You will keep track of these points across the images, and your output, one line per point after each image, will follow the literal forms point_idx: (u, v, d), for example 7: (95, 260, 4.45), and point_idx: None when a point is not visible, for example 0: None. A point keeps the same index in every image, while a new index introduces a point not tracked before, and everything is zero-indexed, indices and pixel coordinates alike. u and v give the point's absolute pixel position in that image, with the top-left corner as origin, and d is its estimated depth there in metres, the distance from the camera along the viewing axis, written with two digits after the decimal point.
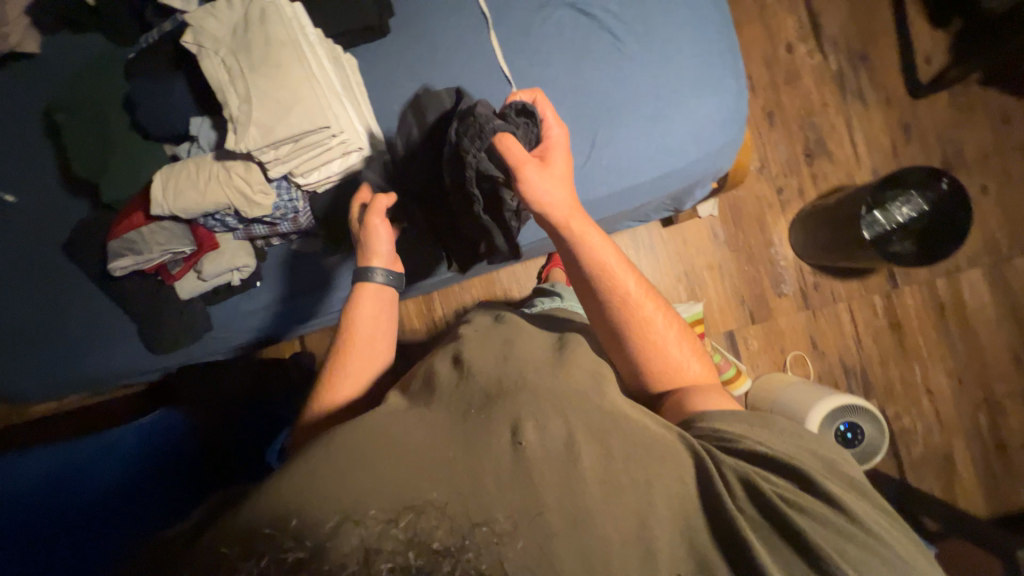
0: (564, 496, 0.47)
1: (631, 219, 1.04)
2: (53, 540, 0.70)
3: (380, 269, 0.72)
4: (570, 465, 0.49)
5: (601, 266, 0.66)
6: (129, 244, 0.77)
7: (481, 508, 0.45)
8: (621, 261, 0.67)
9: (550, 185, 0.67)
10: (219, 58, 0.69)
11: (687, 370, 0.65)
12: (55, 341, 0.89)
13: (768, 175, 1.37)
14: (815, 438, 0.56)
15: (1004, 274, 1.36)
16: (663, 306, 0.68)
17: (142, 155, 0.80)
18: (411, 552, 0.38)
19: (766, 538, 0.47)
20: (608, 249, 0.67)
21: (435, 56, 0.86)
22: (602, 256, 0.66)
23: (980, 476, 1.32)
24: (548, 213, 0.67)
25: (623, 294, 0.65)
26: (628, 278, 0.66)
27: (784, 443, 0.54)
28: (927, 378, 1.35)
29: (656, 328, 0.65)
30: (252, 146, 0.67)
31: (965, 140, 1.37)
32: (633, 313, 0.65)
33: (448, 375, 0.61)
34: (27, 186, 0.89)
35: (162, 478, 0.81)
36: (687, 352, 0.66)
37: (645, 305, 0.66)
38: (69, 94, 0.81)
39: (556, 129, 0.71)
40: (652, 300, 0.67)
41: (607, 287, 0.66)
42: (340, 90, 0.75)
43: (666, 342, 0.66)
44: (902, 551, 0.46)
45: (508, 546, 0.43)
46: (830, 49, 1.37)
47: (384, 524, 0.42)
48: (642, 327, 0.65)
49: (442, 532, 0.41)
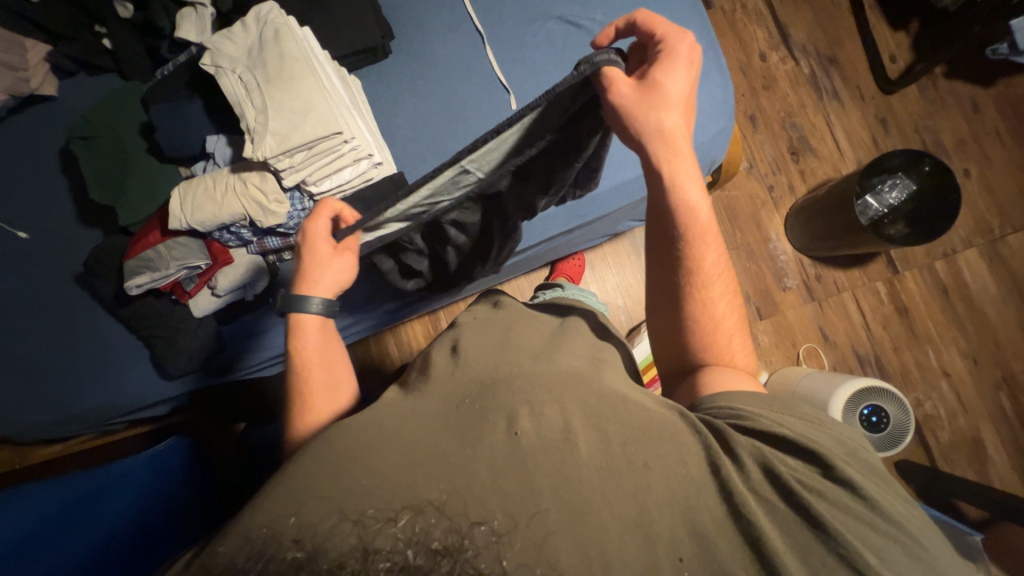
0: (558, 489, 0.44)
1: (630, 218, 1.13)
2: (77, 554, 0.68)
3: (317, 297, 0.67)
4: (565, 456, 0.46)
5: (693, 223, 0.61)
6: (146, 262, 0.78)
7: (478, 506, 0.44)
8: (710, 227, 0.62)
9: (661, 120, 0.58)
10: (236, 75, 0.74)
11: (729, 354, 0.61)
12: (64, 373, 0.88)
13: (757, 175, 1.42)
14: (838, 425, 0.50)
15: (1000, 252, 1.38)
16: (733, 290, 0.63)
17: (158, 176, 0.83)
18: (411, 551, 0.42)
19: (779, 521, 0.43)
20: (704, 208, 0.62)
21: (435, 72, 0.92)
22: (695, 214, 0.61)
23: (1013, 457, 1.28)
24: (648, 146, 0.60)
25: (698, 258, 0.61)
26: (712, 248, 0.62)
27: (805, 426, 0.49)
28: (943, 361, 1.34)
29: (714, 304, 0.62)
30: (268, 154, 0.71)
31: (941, 128, 1.44)
32: (703, 280, 0.61)
33: (445, 364, 0.60)
34: (40, 221, 0.91)
35: (177, 501, 0.80)
36: (737, 340, 0.62)
37: (716, 283, 0.62)
38: (83, 127, 0.85)
39: (682, 48, 0.59)
40: (721, 281, 0.62)
41: (688, 245, 0.61)
42: (349, 102, 0.79)
43: (719, 322, 0.61)
44: (925, 539, 0.42)
45: (508, 547, 0.42)
46: (801, 56, 1.45)
47: (380, 525, 0.43)
48: (702, 297, 0.61)
49: (442, 530, 0.43)
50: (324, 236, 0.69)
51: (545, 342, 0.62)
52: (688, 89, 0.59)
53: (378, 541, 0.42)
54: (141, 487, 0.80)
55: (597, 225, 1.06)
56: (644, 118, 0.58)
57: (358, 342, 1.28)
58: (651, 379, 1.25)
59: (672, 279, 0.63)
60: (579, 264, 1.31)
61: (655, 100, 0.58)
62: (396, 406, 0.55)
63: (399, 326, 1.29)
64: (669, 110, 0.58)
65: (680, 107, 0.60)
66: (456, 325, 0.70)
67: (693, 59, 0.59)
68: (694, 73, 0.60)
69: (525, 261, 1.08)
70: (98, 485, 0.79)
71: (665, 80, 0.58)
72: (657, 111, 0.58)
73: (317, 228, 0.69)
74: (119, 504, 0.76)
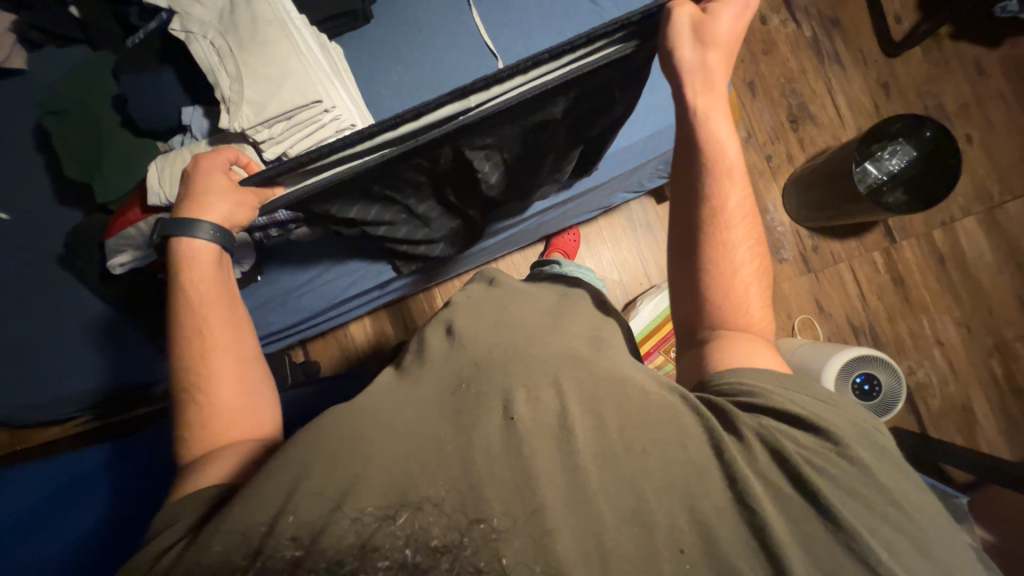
0: (557, 482, 0.43)
1: (625, 189, 1.11)
2: (59, 527, 0.73)
3: (207, 223, 0.61)
4: (563, 447, 0.45)
5: (720, 161, 0.57)
6: (127, 240, 0.76)
7: (478, 503, 0.42)
8: (739, 167, 0.57)
9: (706, 54, 0.55)
10: (207, 41, 0.71)
11: (747, 308, 0.57)
12: (52, 356, 0.87)
13: (756, 144, 1.39)
14: (849, 408, 0.49)
15: (999, 220, 1.36)
16: (756, 238, 0.59)
17: (136, 152, 0.81)
18: (410, 550, 0.40)
19: (785, 508, 0.42)
20: (733, 147, 0.57)
21: (420, 38, 0.88)
22: (723, 152, 0.56)
23: (1001, 422, 1.30)
24: (684, 79, 0.56)
25: (722, 200, 0.57)
26: (738, 189, 0.57)
27: (816, 405, 0.48)
28: (936, 330, 1.34)
29: (734, 252, 0.58)
30: (245, 124, 0.69)
31: (945, 91, 1.40)
32: (723, 227, 0.57)
33: (439, 347, 0.59)
34: (19, 202, 0.89)
35: (158, 471, 0.82)
36: (754, 293, 0.58)
37: (738, 228, 0.58)
38: (56, 100, 0.82)
39: None
40: (746, 225, 0.58)
41: (711, 184, 0.57)
42: (329, 70, 0.75)
43: (735, 272, 0.57)
44: (927, 526, 0.42)
45: (508, 544, 0.40)
46: (803, 18, 1.40)
47: (378, 522, 0.41)
48: (722, 243, 0.58)
49: (440, 528, 0.41)
50: (219, 169, 0.65)
51: (544, 321, 0.62)
52: (735, 30, 0.55)
53: (378, 539, 0.40)
54: (123, 468, 0.83)
55: (589, 198, 1.05)
56: (686, 47, 0.55)
57: (354, 322, 1.28)
58: (648, 351, 1.26)
59: (691, 225, 0.59)
60: (574, 240, 1.31)
61: (704, 33, 0.54)
62: (394, 391, 0.54)
63: (395, 304, 1.29)
64: (714, 48, 0.55)
65: (728, 48, 0.56)
66: (451, 304, 0.69)
67: (750, 4, 0.55)
68: (746, 19, 0.56)
69: (518, 236, 1.08)
70: (89, 469, 0.84)
71: (720, 12, 0.54)
72: (700, 47, 0.55)
73: (214, 162, 0.65)
74: (105, 485, 0.80)
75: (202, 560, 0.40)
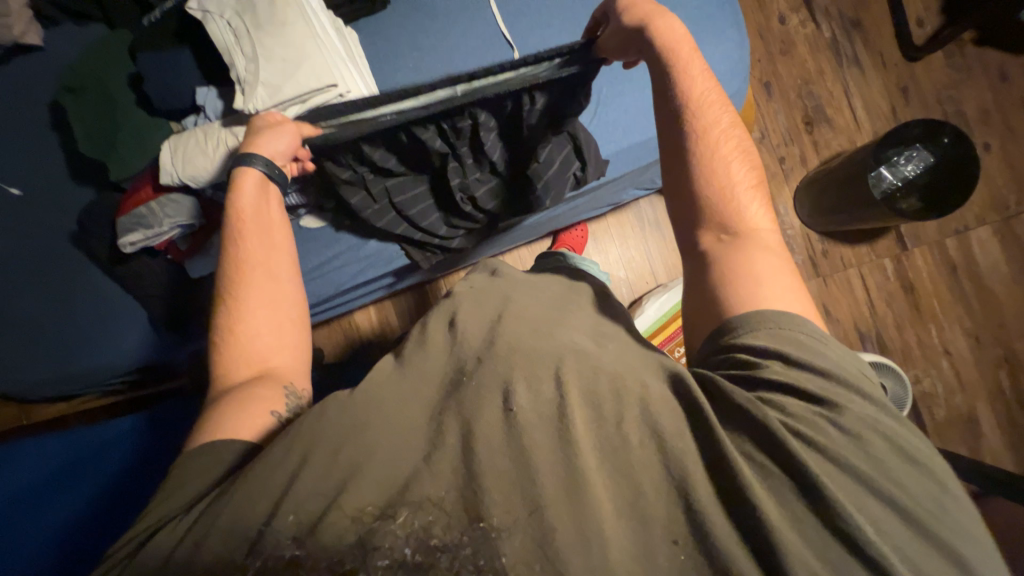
0: (557, 470, 0.43)
1: (637, 185, 1.11)
2: (72, 504, 0.76)
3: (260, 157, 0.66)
4: (561, 439, 0.44)
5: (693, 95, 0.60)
6: (139, 219, 0.76)
7: (477, 503, 0.42)
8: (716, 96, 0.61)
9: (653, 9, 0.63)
10: (224, 21, 0.72)
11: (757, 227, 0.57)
12: (59, 331, 0.88)
13: (769, 145, 1.37)
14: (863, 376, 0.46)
15: (1015, 230, 1.35)
16: (750, 159, 0.60)
17: (149, 130, 0.81)
18: (409, 548, 0.40)
19: (791, 510, 0.41)
20: (703, 79, 0.61)
21: (435, 24, 0.87)
22: (695, 86, 0.60)
23: (1006, 434, 1.29)
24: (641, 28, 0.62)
25: (708, 129, 0.60)
26: (720, 112, 0.60)
27: (812, 342, 0.47)
28: (944, 339, 1.33)
29: (731, 175, 0.58)
30: (260, 105, 0.70)
31: (966, 98, 1.38)
32: (720, 166, 0.59)
33: (440, 338, 0.57)
34: (33, 178, 0.89)
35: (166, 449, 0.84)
36: (761, 214, 0.57)
37: (730, 151, 0.59)
38: (72, 78, 0.82)
39: None
40: (737, 149, 0.60)
41: (693, 115, 0.60)
42: (343, 54, 0.76)
43: (738, 195, 0.58)
44: (951, 527, 0.40)
45: (508, 544, 0.40)
46: (823, 18, 1.38)
47: (378, 521, 0.41)
48: (719, 168, 0.59)
49: (441, 528, 0.41)
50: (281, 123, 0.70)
51: (548, 313, 0.60)
52: None
53: (379, 538, 0.40)
54: (132, 443, 0.85)
55: (601, 193, 1.03)
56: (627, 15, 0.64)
57: (359, 310, 1.28)
58: None
59: (683, 154, 0.61)
60: (581, 236, 1.30)
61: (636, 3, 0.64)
62: (390, 380, 0.52)
63: (400, 293, 1.29)
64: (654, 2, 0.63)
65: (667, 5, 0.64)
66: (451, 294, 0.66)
67: None
68: None
69: (528, 231, 1.07)
70: (94, 445, 0.85)
71: None
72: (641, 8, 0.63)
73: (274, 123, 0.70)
74: (116, 457, 0.83)
75: (198, 556, 0.41)
